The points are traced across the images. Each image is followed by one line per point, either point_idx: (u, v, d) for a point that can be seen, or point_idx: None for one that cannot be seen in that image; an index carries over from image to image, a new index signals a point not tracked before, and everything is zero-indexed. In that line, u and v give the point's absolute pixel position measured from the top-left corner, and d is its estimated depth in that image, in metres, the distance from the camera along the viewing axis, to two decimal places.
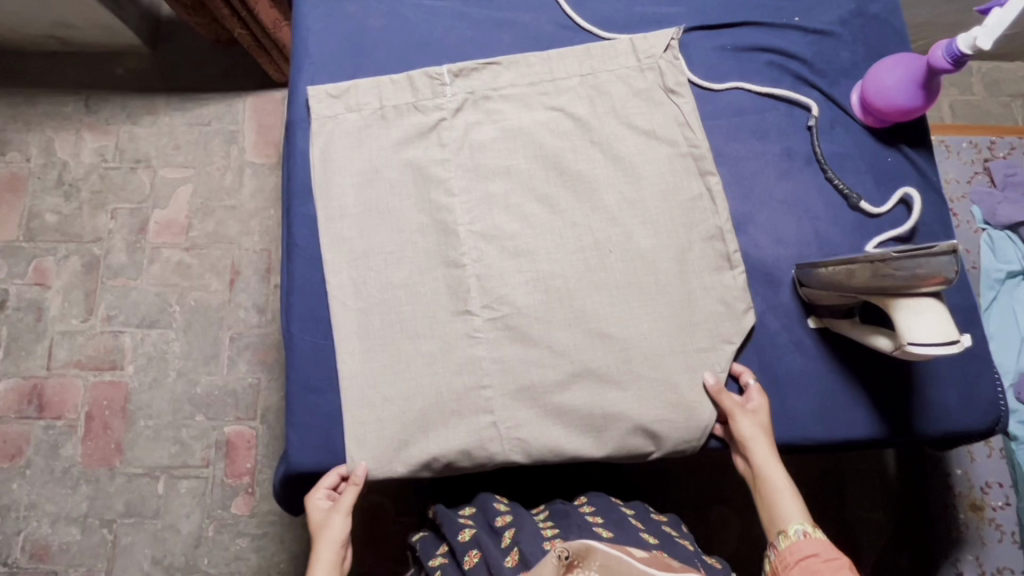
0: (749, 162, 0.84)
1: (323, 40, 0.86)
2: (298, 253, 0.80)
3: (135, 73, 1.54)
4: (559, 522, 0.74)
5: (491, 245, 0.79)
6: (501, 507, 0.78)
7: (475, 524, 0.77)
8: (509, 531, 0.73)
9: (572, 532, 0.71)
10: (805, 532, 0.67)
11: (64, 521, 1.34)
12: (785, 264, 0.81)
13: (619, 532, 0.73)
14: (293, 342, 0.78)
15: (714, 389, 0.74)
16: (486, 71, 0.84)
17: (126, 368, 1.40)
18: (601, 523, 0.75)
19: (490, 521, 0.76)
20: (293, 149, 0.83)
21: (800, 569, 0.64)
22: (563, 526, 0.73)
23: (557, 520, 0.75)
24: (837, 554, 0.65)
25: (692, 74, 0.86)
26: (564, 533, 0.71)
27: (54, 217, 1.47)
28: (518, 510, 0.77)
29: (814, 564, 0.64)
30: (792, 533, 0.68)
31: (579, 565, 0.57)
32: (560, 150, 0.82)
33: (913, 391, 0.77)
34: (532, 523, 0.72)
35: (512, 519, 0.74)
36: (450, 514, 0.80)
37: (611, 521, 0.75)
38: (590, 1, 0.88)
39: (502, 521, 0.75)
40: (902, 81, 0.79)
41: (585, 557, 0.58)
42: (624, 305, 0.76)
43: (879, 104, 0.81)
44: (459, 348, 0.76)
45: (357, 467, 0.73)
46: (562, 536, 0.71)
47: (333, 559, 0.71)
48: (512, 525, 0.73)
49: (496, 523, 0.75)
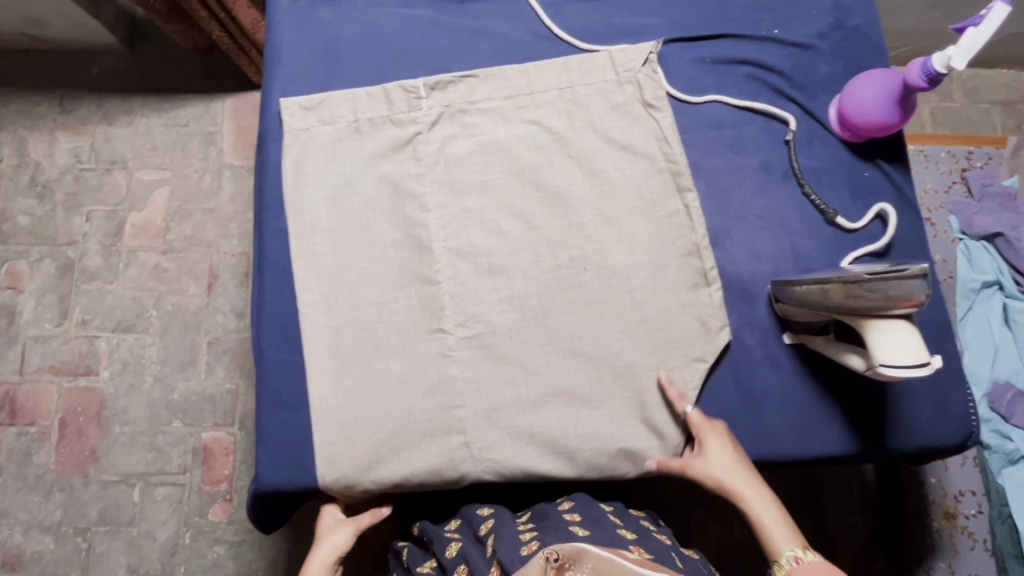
0: (727, 177, 0.83)
1: (297, 49, 0.84)
2: (269, 267, 0.78)
3: (111, 72, 1.51)
4: (538, 525, 0.72)
5: (466, 263, 0.78)
6: (485, 513, 0.76)
7: (461, 537, 0.75)
8: (491, 539, 0.71)
9: (550, 535, 0.68)
10: (797, 557, 0.64)
11: (37, 529, 1.32)
12: (761, 279, 0.81)
13: (595, 529, 0.70)
14: (263, 359, 0.76)
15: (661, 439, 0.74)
16: (462, 84, 0.83)
17: (101, 374, 1.37)
18: (578, 521, 0.72)
19: (475, 532, 0.74)
20: (265, 160, 0.81)
21: None
22: (542, 528, 0.71)
23: (537, 521, 0.74)
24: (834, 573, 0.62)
25: (670, 87, 0.85)
26: (541, 536, 0.68)
27: (28, 219, 1.44)
28: (502, 515, 0.75)
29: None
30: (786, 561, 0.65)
31: (570, 568, 0.59)
32: (537, 165, 0.81)
33: (887, 407, 0.78)
34: (511, 525, 0.71)
35: (495, 526, 0.73)
36: (437, 531, 0.78)
37: (588, 519, 0.73)
38: (569, 11, 0.87)
39: (485, 529, 0.73)
40: (878, 97, 0.79)
41: (577, 560, 0.59)
42: (598, 324, 0.77)
43: (856, 120, 0.81)
44: (433, 367, 0.75)
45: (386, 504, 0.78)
46: (539, 540, 0.67)
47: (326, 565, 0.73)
48: (494, 532, 0.71)
49: (480, 532, 0.73)
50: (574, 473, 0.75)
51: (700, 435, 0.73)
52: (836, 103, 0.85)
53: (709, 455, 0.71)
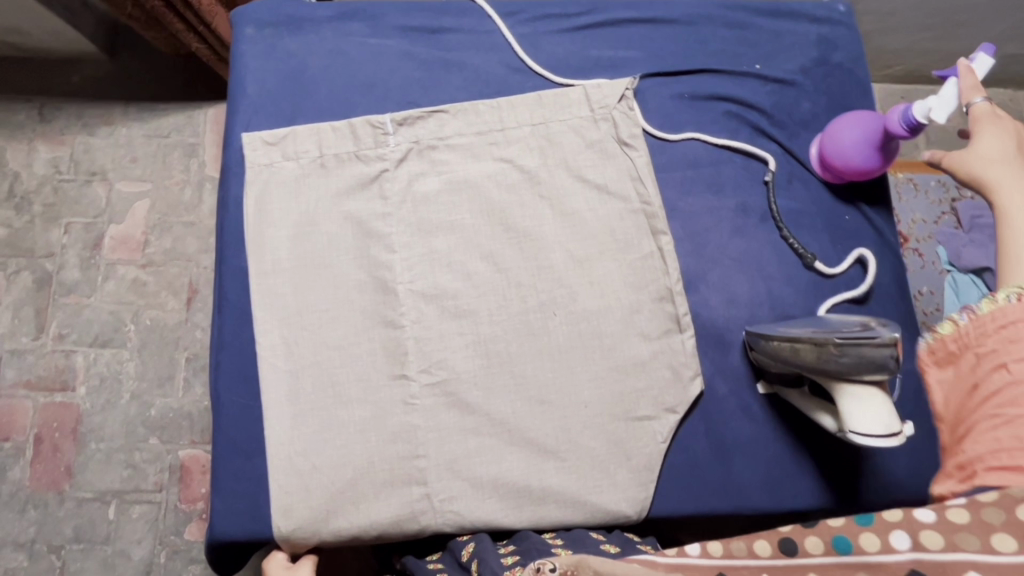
0: (703, 218, 0.81)
1: (262, 78, 0.81)
2: (228, 307, 0.76)
3: (92, 81, 1.48)
4: (518, 547, 0.69)
5: (431, 305, 0.76)
6: (466, 537, 0.72)
7: (445, 567, 0.70)
8: (473, 564, 0.66)
9: (534, 559, 0.64)
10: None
11: (11, 546, 1.29)
12: (736, 325, 0.78)
13: (576, 548, 0.68)
14: (220, 403, 0.74)
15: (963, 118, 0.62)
16: (431, 120, 0.80)
17: (77, 389, 1.35)
18: (561, 544, 0.69)
19: (457, 558, 0.69)
20: (227, 195, 0.79)
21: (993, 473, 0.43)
22: (525, 552, 0.67)
23: (518, 543, 0.70)
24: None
25: (646, 124, 0.83)
26: (524, 560, 0.65)
27: (5, 230, 1.41)
28: (483, 540, 0.70)
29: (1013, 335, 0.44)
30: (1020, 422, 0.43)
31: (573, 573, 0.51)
32: (508, 203, 0.79)
33: (862, 460, 0.76)
34: (493, 551, 0.67)
35: (477, 549, 0.68)
36: (418, 562, 0.72)
37: (571, 540, 0.70)
38: (544, 43, 0.85)
39: (467, 554, 0.69)
40: (861, 140, 0.76)
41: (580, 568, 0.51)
42: (566, 370, 0.75)
43: (837, 162, 0.79)
44: (394, 415, 0.73)
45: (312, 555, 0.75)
46: (522, 565, 0.64)
47: None
48: (476, 556, 0.67)
49: (463, 558, 0.69)
50: (542, 523, 0.73)
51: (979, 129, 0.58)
52: (818, 142, 0.82)
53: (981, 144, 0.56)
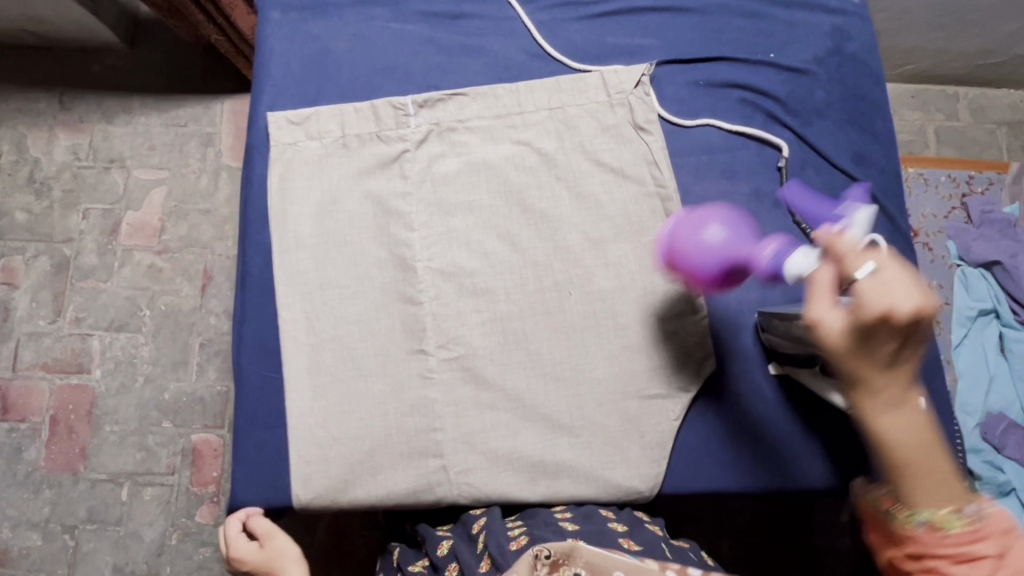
0: (717, 202, 0.82)
1: (287, 60, 0.83)
2: (251, 282, 0.78)
3: (110, 70, 1.50)
4: (527, 521, 0.71)
5: (450, 283, 0.77)
6: (477, 511, 0.73)
7: (453, 536, 0.71)
8: (482, 536, 0.68)
9: (539, 529, 0.68)
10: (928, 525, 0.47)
11: (26, 525, 1.32)
12: (748, 308, 0.80)
13: (583, 525, 0.70)
14: (242, 375, 0.76)
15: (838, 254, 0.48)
16: (452, 102, 0.82)
17: (92, 372, 1.37)
18: (568, 518, 0.72)
19: (467, 530, 0.71)
20: (251, 173, 0.81)
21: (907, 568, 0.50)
22: (531, 523, 0.70)
23: (527, 519, 0.72)
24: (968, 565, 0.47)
25: (663, 110, 0.84)
26: (530, 530, 0.69)
27: (24, 215, 1.44)
28: (494, 513, 0.72)
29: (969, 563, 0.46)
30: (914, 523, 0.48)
31: (565, 563, 0.58)
32: (525, 185, 0.80)
33: (872, 441, 0.77)
34: (501, 522, 0.70)
35: (488, 522, 0.70)
36: (432, 530, 0.73)
37: (579, 515, 0.72)
38: (562, 29, 0.87)
39: (478, 527, 0.70)
40: (714, 254, 0.68)
41: (571, 555, 0.58)
42: (580, 349, 0.76)
43: (687, 259, 0.69)
44: (412, 388, 0.75)
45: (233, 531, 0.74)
46: (528, 534, 0.68)
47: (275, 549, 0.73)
48: (486, 529, 0.69)
49: (473, 531, 0.70)
50: (555, 499, 0.74)
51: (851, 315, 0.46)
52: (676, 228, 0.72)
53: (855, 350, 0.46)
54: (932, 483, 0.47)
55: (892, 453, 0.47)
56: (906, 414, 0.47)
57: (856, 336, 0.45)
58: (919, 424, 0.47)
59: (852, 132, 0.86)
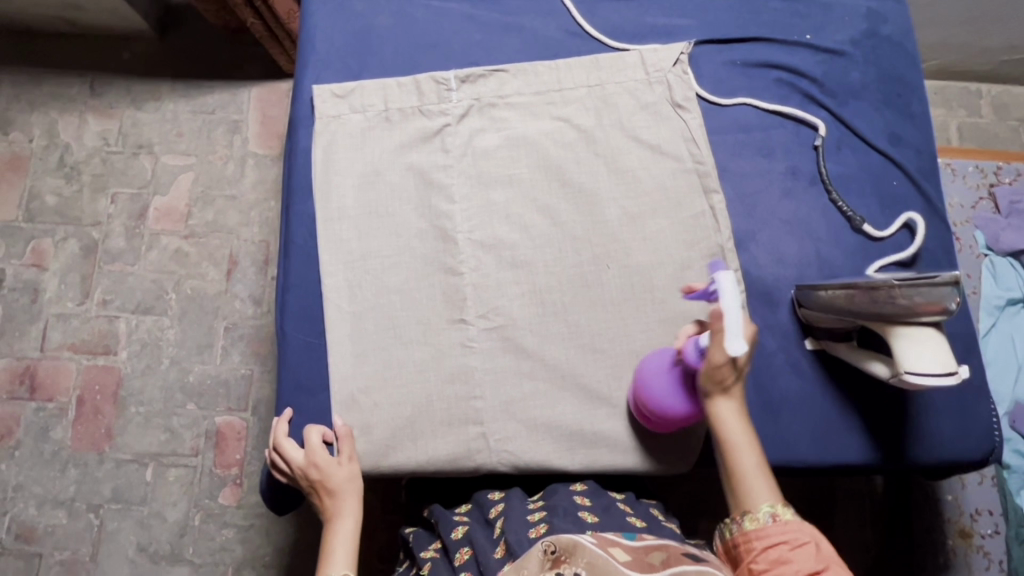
0: (754, 180, 0.83)
1: (331, 37, 0.85)
2: (295, 250, 0.79)
3: (141, 58, 1.48)
4: (547, 503, 0.72)
5: (489, 255, 0.78)
6: (496, 497, 0.77)
7: (469, 521, 0.74)
8: (499, 520, 0.71)
9: (559, 517, 0.68)
10: (774, 516, 0.62)
11: (50, 504, 1.30)
12: (785, 284, 0.80)
13: (604, 516, 0.69)
14: (286, 341, 0.77)
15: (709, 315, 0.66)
16: (493, 78, 0.83)
17: (119, 353, 1.35)
18: (588, 506, 0.71)
19: (484, 514, 0.74)
20: (296, 146, 0.82)
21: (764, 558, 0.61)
22: (552, 509, 0.70)
23: (547, 497, 0.74)
24: (808, 538, 0.60)
25: (700, 89, 0.85)
26: (551, 518, 0.68)
27: (54, 199, 1.43)
28: (512, 498, 0.75)
29: (783, 554, 0.60)
30: (761, 517, 0.63)
31: (565, 560, 0.59)
32: (564, 161, 0.81)
33: (909, 417, 0.77)
34: (521, 509, 0.71)
35: (504, 508, 0.73)
36: (445, 513, 0.76)
37: (599, 505, 0.71)
38: (601, 9, 0.88)
39: (495, 512, 0.73)
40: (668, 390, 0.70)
41: (573, 554, 0.60)
42: (618, 320, 0.77)
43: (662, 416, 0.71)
44: (453, 357, 0.76)
45: (311, 434, 0.72)
46: (548, 522, 0.67)
47: (349, 473, 0.71)
48: (502, 514, 0.72)
49: (489, 515, 0.73)
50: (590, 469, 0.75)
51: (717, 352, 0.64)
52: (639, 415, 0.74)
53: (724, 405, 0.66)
54: (760, 485, 0.65)
55: (734, 461, 0.65)
56: (739, 427, 0.66)
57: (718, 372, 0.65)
58: (750, 436, 0.66)
59: (887, 113, 0.86)
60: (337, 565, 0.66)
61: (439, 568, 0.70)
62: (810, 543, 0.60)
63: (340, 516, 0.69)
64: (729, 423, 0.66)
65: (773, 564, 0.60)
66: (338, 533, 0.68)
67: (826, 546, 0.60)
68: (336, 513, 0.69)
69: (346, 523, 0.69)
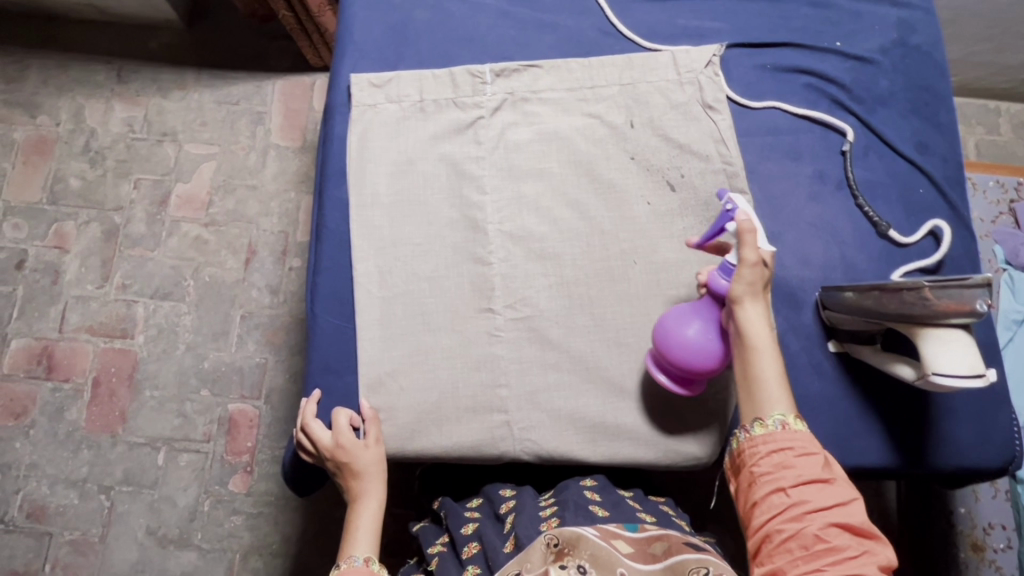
0: (781, 183, 0.84)
1: (368, 29, 0.87)
2: (327, 235, 0.80)
3: (169, 48, 1.48)
4: (558, 499, 0.72)
5: (518, 246, 0.80)
6: (507, 493, 0.76)
7: (480, 517, 0.74)
8: (510, 516, 0.71)
9: (570, 512, 0.68)
10: (784, 423, 0.63)
11: (63, 483, 1.27)
12: (809, 286, 0.81)
13: (614, 511, 0.70)
14: (316, 323, 0.78)
15: (742, 229, 0.66)
16: (526, 73, 0.84)
17: (136, 337, 1.33)
18: (598, 502, 0.71)
19: (495, 510, 0.74)
20: (331, 133, 0.83)
21: (768, 461, 0.61)
22: (563, 503, 0.71)
23: (557, 495, 0.74)
24: (814, 448, 0.61)
25: (730, 91, 0.86)
26: (561, 512, 0.69)
27: (78, 182, 1.41)
28: (523, 495, 0.75)
29: (786, 459, 0.60)
30: (770, 422, 0.63)
31: (569, 553, 0.59)
32: (594, 156, 0.82)
33: (929, 423, 0.77)
34: (532, 505, 0.72)
35: (516, 504, 0.73)
36: (456, 506, 0.77)
37: (608, 501, 0.72)
38: (634, 11, 0.89)
39: (506, 507, 0.74)
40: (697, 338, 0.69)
41: (576, 546, 0.60)
42: (644, 315, 0.78)
43: (693, 364, 0.69)
44: (480, 345, 0.77)
45: (340, 416, 0.73)
46: (558, 517, 0.68)
47: (377, 458, 0.72)
48: (514, 510, 0.72)
49: (500, 511, 0.74)
50: (611, 461, 0.76)
51: (747, 251, 0.66)
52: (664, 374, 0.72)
53: (752, 313, 0.66)
54: (778, 395, 0.65)
55: (757, 365, 0.65)
56: (765, 334, 0.66)
57: (750, 277, 0.66)
58: (775, 345, 0.66)
59: (915, 121, 0.87)
60: (359, 545, 0.68)
61: (447, 564, 0.70)
62: (815, 454, 0.60)
63: (364, 497, 0.71)
64: (757, 327, 0.66)
65: (775, 468, 0.61)
66: (362, 514, 0.70)
67: (826, 459, 0.61)
68: (360, 494, 0.71)
69: (371, 504, 0.70)
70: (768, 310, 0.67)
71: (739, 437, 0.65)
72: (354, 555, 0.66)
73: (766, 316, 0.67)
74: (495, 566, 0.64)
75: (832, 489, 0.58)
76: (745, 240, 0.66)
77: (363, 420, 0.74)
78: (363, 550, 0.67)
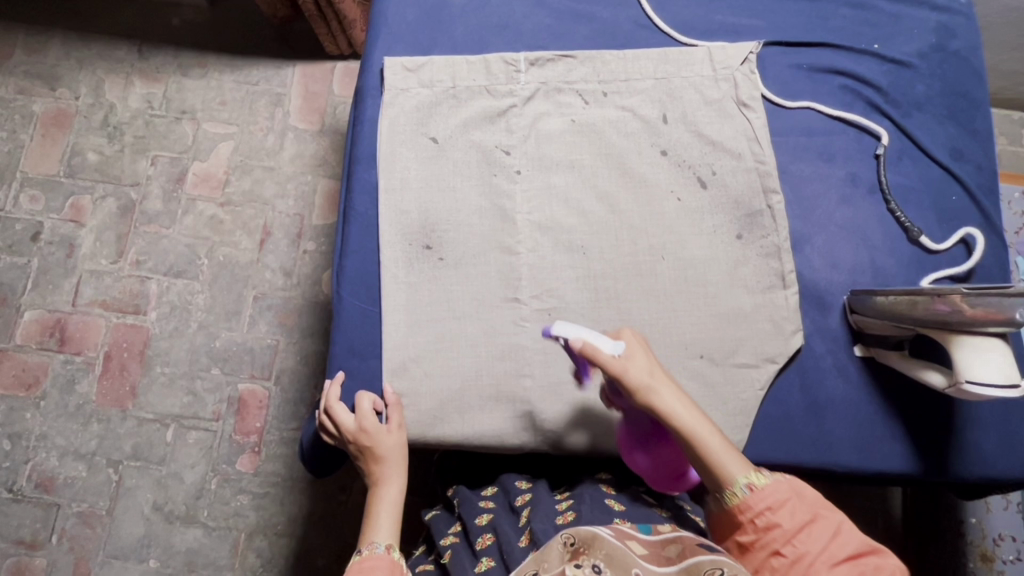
0: (813, 184, 0.83)
1: (402, 12, 0.86)
2: (355, 217, 0.80)
3: (191, 26, 1.47)
4: (573, 494, 0.72)
5: (547, 237, 0.79)
6: (523, 486, 0.76)
7: (493, 507, 0.74)
8: (526, 510, 0.71)
9: (586, 506, 0.68)
10: (749, 487, 0.63)
11: (72, 455, 1.27)
12: (837, 289, 0.80)
13: (630, 506, 0.69)
14: (341, 306, 0.78)
15: (589, 349, 0.67)
16: (560, 64, 0.84)
17: (148, 314, 1.33)
18: (614, 496, 0.71)
19: (510, 502, 0.73)
20: (362, 116, 0.83)
21: (756, 529, 0.61)
22: (579, 497, 0.71)
23: (574, 490, 0.74)
24: (786, 495, 0.62)
25: (765, 89, 0.85)
26: (577, 505, 0.69)
27: (96, 156, 1.41)
28: (539, 489, 0.74)
29: (769, 520, 0.61)
30: (738, 492, 0.63)
31: (585, 552, 0.58)
32: (626, 150, 0.82)
33: (954, 432, 0.77)
34: (548, 499, 0.71)
35: (532, 498, 0.72)
36: (470, 495, 0.77)
37: (624, 494, 0.72)
38: (671, 4, 0.88)
39: (521, 501, 0.73)
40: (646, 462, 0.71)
41: (591, 545, 0.59)
42: (670, 312, 0.78)
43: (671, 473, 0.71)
44: (506, 334, 0.76)
45: (364, 400, 0.73)
46: (575, 510, 0.68)
47: (399, 444, 0.72)
48: (530, 504, 0.71)
49: (515, 503, 0.73)
50: None
51: (612, 367, 0.67)
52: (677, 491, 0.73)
53: (660, 404, 0.66)
54: (732, 460, 0.64)
55: (702, 448, 0.65)
56: (684, 411, 0.66)
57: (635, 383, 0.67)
58: (702, 418, 0.66)
59: (950, 127, 0.86)
60: (381, 531, 0.68)
61: (459, 555, 0.68)
62: (788, 502, 0.61)
63: (385, 482, 0.71)
64: (677, 413, 0.66)
65: (761, 531, 0.61)
66: (384, 498, 0.70)
67: (802, 496, 0.62)
68: (382, 479, 0.71)
69: (391, 489, 0.71)
70: (671, 386, 0.68)
71: (723, 518, 0.64)
72: (376, 542, 0.66)
73: (676, 398, 0.67)
74: (511, 561, 0.63)
75: (816, 529, 0.59)
76: (601, 360, 0.67)
77: (386, 405, 0.74)
78: (385, 536, 0.67)
